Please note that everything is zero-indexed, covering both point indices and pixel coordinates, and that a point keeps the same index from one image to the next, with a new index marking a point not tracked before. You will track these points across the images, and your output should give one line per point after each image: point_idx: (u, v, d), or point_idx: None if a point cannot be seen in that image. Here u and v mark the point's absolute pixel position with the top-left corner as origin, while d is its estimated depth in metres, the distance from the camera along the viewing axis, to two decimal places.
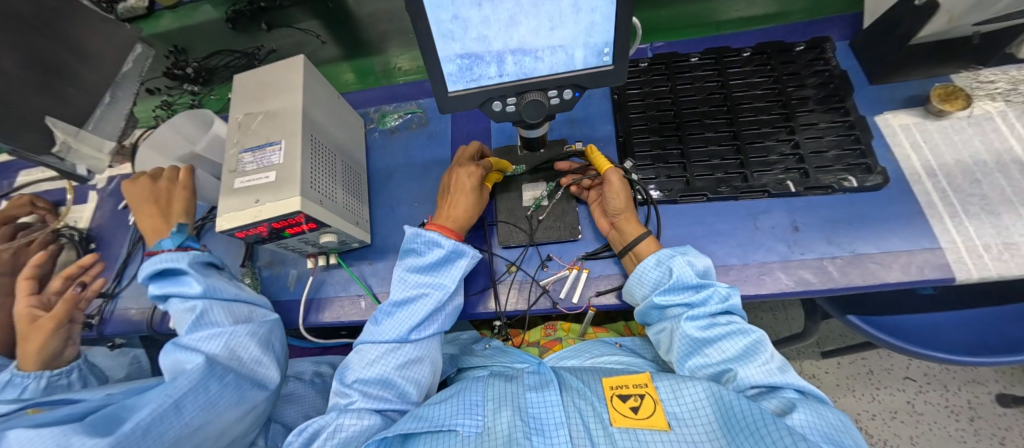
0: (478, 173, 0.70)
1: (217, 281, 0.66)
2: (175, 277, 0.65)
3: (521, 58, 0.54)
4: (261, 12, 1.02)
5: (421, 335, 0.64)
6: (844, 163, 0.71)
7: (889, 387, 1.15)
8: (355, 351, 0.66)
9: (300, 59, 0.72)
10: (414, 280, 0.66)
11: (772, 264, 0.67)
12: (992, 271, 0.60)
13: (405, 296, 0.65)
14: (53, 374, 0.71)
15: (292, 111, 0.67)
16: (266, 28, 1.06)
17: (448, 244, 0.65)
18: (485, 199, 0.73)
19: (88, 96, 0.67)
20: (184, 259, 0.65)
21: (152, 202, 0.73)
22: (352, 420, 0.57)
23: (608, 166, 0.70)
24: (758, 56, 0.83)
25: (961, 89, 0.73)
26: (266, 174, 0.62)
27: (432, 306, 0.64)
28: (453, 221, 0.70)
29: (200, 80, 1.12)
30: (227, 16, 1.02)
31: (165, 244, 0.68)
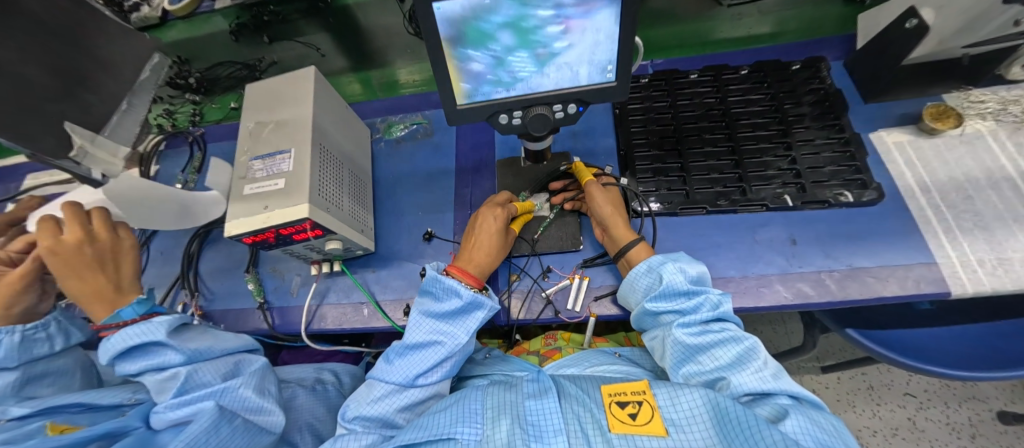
0: (503, 216, 0.71)
1: (199, 342, 0.63)
2: (149, 350, 0.61)
3: (494, 37, 0.50)
4: (265, 26, 1.04)
5: (428, 380, 0.65)
6: (840, 178, 0.73)
7: (890, 402, 1.15)
8: (367, 383, 0.67)
9: (311, 70, 0.74)
10: (429, 326, 0.65)
11: (770, 277, 0.68)
12: (987, 286, 0.61)
13: (419, 340, 0.64)
14: (26, 328, 0.66)
15: (301, 121, 0.69)
16: (269, 40, 1.08)
17: (467, 294, 0.64)
18: (508, 245, 0.73)
19: (106, 103, 0.69)
20: (159, 331, 0.60)
21: (98, 264, 0.65)
22: (351, 442, 0.58)
23: (589, 178, 0.74)
24: (755, 74, 0.86)
25: (952, 109, 0.75)
26: (275, 181, 0.64)
27: (443, 354, 0.64)
28: (474, 266, 0.69)
29: (201, 90, 1.13)
30: (231, 28, 1.04)
31: (127, 314, 0.63)
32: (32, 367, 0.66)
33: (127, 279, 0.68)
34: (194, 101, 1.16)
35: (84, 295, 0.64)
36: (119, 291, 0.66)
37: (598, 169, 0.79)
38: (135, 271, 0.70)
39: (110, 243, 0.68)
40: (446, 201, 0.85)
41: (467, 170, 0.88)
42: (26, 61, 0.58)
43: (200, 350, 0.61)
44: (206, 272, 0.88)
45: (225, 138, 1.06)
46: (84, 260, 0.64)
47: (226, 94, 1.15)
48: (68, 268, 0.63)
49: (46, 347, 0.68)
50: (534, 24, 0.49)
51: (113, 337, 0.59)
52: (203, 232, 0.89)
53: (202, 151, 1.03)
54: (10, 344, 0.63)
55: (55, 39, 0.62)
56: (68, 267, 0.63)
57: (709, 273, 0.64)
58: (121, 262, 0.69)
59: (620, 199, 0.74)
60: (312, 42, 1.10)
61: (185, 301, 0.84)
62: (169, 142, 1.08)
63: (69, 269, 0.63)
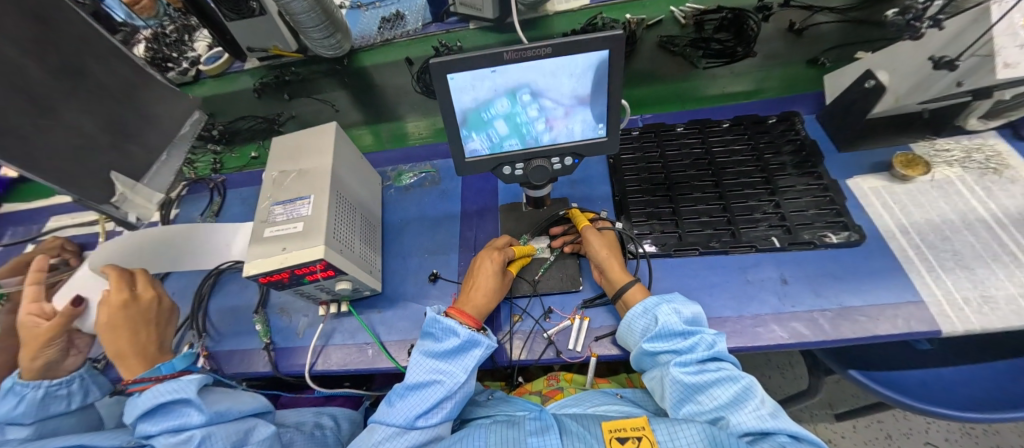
0: (501, 260, 0.74)
1: (220, 403, 0.62)
2: (173, 410, 0.60)
3: (492, 125, 0.61)
4: (286, 86, 1.15)
5: (429, 422, 0.64)
6: (823, 221, 0.77)
7: None
8: (368, 428, 0.67)
9: (332, 125, 0.82)
10: (429, 365, 0.67)
11: (764, 316, 0.70)
12: (975, 324, 0.63)
13: (419, 380, 0.66)
14: (51, 384, 0.71)
15: (321, 170, 0.75)
16: (288, 97, 1.19)
17: (464, 332, 0.66)
18: (507, 286, 0.75)
19: (148, 153, 0.76)
20: (191, 390, 0.60)
21: (148, 323, 0.72)
22: None
23: (585, 223, 0.78)
24: (736, 127, 0.94)
25: (920, 157, 0.81)
26: (294, 224, 0.68)
27: (443, 393, 0.65)
28: (473, 307, 0.71)
29: (223, 141, 1.26)
30: (255, 88, 1.15)
31: (166, 369, 0.67)
32: (45, 425, 0.71)
33: (164, 342, 0.74)
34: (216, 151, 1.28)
35: (128, 352, 0.68)
36: (160, 350, 0.71)
37: (594, 214, 0.84)
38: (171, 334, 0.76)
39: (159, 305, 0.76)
40: (451, 243, 0.90)
41: (471, 214, 0.93)
42: (83, 117, 0.65)
43: (221, 412, 0.61)
44: (216, 313, 0.90)
45: (244, 185, 1.13)
46: (143, 317, 0.72)
47: (246, 143, 1.28)
48: (125, 323, 0.69)
49: (64, 405, 0.72)
50: (525, 119, 0.61)
51: (144, 394, 0.60)
52: (219, 270, 0.90)
53: (222, 197, 1.09)
54: (32, 399, 0.69)
55: (112, 98, 0.69)
56: (123, 321, 0.69)
57: (703, 313, 0.67)
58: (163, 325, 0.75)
59: (616, 242, 0.78)
60: (327, 100, 1.21)
61: (191, 342, 0.85)
62: (191, 188, 1.15)
63: (127, 325, 0.69)
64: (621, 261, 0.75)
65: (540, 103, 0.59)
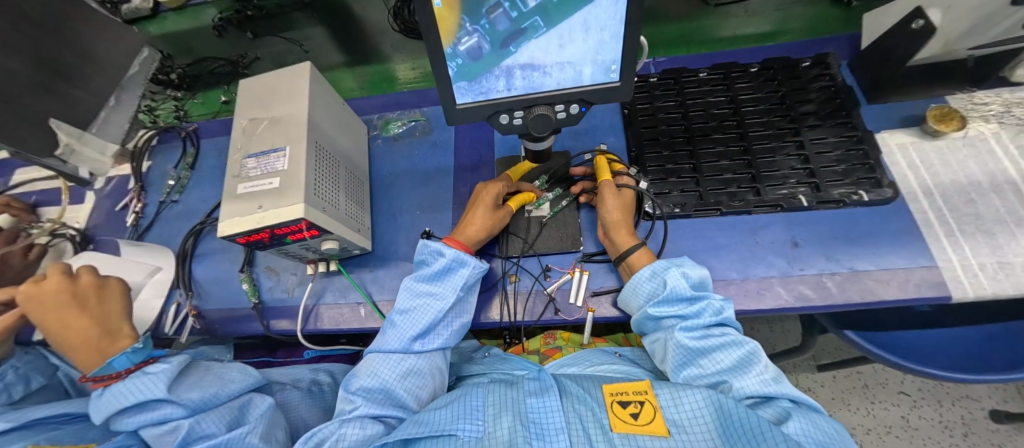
0: (496, 192, 0.70)
1: (201, 390, 0.59)
2: (147, 406, 0.57)
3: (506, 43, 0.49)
4: (249, 22, 1.02)
5: (425, 346, 0.65)
6: (854, 177, 0.72)
7: (884, 401, 1.16)
8: (366, 360, 0.65)
9: (307, 65, 0.73)
10: (420, 289, 0.66)
11: (771, 279, 0.67)
12: (987, 290, 0.61)
13: (408, 305, 0.65)
14: None
15: (297, 118, 0.67)
16: (253, 36, 1.06)
17: (449, 252, 0.65)
18: (502, 219, 0.71)
19: (94, 99, 0.69)
20: (159, 386, 0.56)
21: (77, 306, 0.64)
22: (355, 430, 0.55)
23: (606, 177, 0.72)
24: (765, 72, 0.85)
25: (956, 111, 0.74)
26: (270, 180, 0.62)
27: (433, 314, 0.64)
28: (465, 236, 0.69)
29: (184, 86, 1.13)
30: (214, 24, 1.02)
31: (117, 364, 0.60)
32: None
33: (118, 322, 0.66)
34: (176, 96, 1.15)
35: (74, 343, 0.62)
36: (108, 333, 0.64)
37: (622, 168, 0.77)
38: (125, 311, 0.69)
39: (91, 285, 0.67)
40: (444, 200, 0.84)
41: (466, 168, 0.87)
42: (10, 57, 0.57)
43: (206, 399, 0.58)
44: (200, 271, 0.86)
45: (220, 134, 1.04)
46: (63, 304, 0.63)
47: (209, 89, 1.16)
48: (54, 314, 0.63)
49: (5, 396, 0.68)
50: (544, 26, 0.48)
51: (113, 392, 0.56)
52: (198, 228, 0.88)
53: (196, 147, 1.01)
54: None
55: (40, 32, 0.61)
56: (49, 312, 0.63)
57: (710, 277, 0.64)
58: (108, 304, 0.67)
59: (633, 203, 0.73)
60: (295, 39, 1.09)
61: (178, 301, 0.83)
62: (161, 137, 1.06)
63: (50, 319, 0.63)
64: (631, 225, 0.70)
65: (571, 38, 0.50)
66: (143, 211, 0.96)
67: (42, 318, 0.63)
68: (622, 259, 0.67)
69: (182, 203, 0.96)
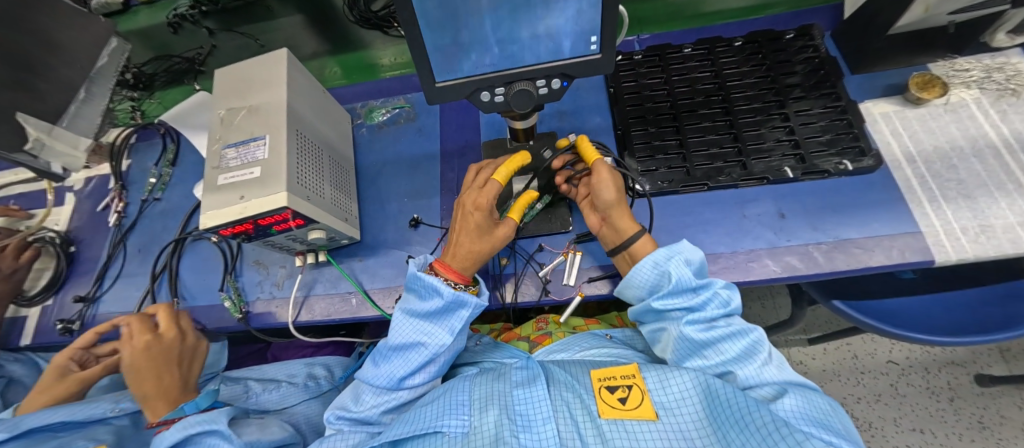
0: (486, 210, 0.63)
1: (251, 434, 0.60)
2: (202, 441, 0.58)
3: (485, 17, 0.48)
4: (205, 17, 1.01)
5: (415, 382, 0.64)
6: (838, 147, 0.72)
7: (873, 370, 1.18)
8: (352, 385, 0.68)
9: (284, 52, 0.71)
10: (412, 326, 0.63)
11: (759, 251, 0.68)
12: (969, 253, 0.61)
13: (402, 343, 0.63)
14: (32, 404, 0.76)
15: (276, 105, 0.66)
16: (209, 32, 1.05)
17: (447, 293, 0.60)
18: (498, 239, 0.64)
19: (61, 91, 0.67)
20: (222, 420, 0.59)
21: (175, 362, 0.72)
22: (338, 443, 0.60)
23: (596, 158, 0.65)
24: (749, 45, 0.84)
25: (938, 77, 0.75)
26: (250, 169, 0.61)
27: (428, 356, 0.63)
28: (458, 261, 0.64)
29: (140, 85, 1.10)
30: (168, 21, 1.00)
31: (188, 410, 0.65)
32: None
33: (190, 376, 0.75)
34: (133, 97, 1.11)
35: (153, 391, 0.69)
36: (183, 389, 0.73)
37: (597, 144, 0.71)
38: (199, 363, 0.77)
39: (190, 341, 0.75)
40: (432, 186, 0.83)
41: (452, 153, 0.86)
42: None
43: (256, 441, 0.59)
44: (186, 268, 0.85)
45: None
46: (170, 357, 0.71)
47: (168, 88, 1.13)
48: (157, 361, 0.70)
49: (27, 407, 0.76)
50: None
51: (169, 429, 0.57)
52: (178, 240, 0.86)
53: (176, 143, 0.99)
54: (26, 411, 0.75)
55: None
56: (149, 359, 0.69)
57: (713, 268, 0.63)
58: (193, 359, 0.75)
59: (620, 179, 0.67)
60: (251, 33, 1.08)
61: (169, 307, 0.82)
62: (140, 134, 1.03)
63: (153, 366, 0.70)
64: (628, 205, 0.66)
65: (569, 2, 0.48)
66: (125, 210, 0.95)
67: (138, 361, 0.69)
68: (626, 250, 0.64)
69: (165, 201, 0.95)
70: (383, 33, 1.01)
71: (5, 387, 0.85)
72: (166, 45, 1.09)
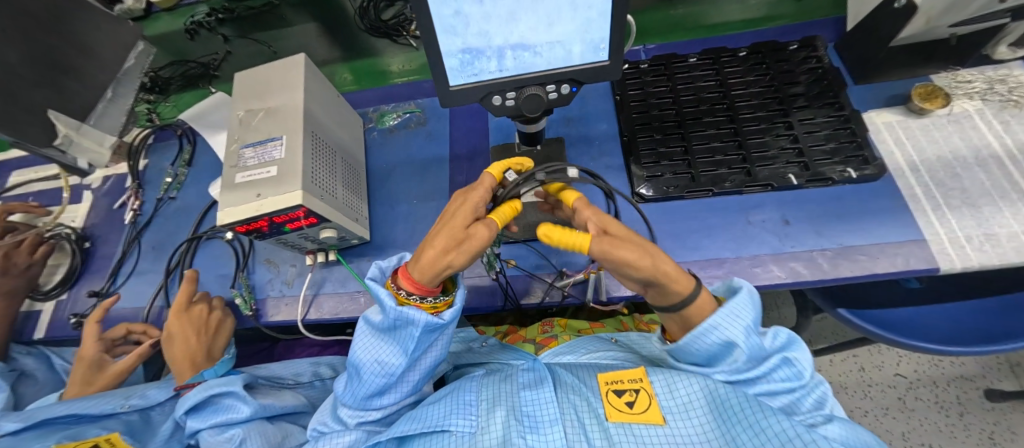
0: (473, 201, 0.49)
1: (262, 399, 0.69)
2: (220, 403, 0.67)
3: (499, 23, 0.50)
4: (221, 24, 1.05)
5: (383, 399, 0.61)
6: (842, 155, 0.73)
7: (880, 383, 1.17)
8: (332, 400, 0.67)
9: (302, 57, 0.73)
10: (371, 342, 0.57)
11: (763, 257, 0.68)
12: (973, 261, 0.62)
13: (358, 361, 0.57)
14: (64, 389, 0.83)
15: (293, 107, 0.68)
16: (225, 39, 1.09)
17: (390, 308, 0.50)
18: (480, 242, 0.46)
19: (90, 91, 0.70)
20: (237, 383, 0.68)
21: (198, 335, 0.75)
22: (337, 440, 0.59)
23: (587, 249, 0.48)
24: (753, 55, 0.86)
25: (941, 88, 0.76)
26: (267, 168, 0.63)
27: (382, 377, 0.57)
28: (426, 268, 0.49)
29: (156, 88, 1.13)
30: (185, 27, 1.04)
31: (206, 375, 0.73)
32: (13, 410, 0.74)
33: (216, 347, 0.78)
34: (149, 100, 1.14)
35: (180, 355, 0.75)
36: (207, 358, 0.77)
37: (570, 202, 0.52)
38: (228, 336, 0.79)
39: (215, 315, 0.77)
40: (440, 188, 0.85)
41: (461, 157, 0.88)
42: (7, 46, 0.58)
43: (267, 405, 0.68)
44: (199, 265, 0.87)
45: None
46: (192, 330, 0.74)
47: (182, 92, 1.15)
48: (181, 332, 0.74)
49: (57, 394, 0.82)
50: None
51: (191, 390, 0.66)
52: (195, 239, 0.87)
53: (193, 144, 1.02)
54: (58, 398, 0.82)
55: (33, 24, 0.61)
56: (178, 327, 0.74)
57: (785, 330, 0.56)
58: (219, 334, 0.77)
59: (635, 237, 0.50)
60: (262, 39, 1.12)
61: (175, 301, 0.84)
62: (158, 135, 1.06)
63: (180, 334, 0.74)
64: (666, 258, 0.51)
65: (580, 10, 0.49)
66: (141, 208, 0.97)
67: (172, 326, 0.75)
68: (676, 309, 0.54)
69: (180, 200, 0.97)
70: (392, 41, 1.04)
71: (17, 380, 0.87)
72: (182, 51, 1.13)
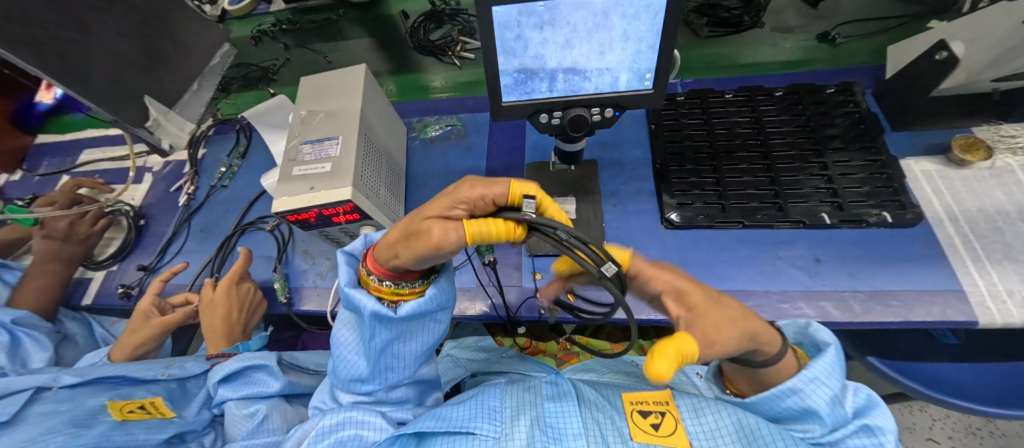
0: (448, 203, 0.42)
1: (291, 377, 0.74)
2: (252, 376, 0.72)
3: (555, 48, 0.54)
4: (283, 33, 1.16)
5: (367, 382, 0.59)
6: (877, 199, 0.73)
7: (910, 446, 1.11)
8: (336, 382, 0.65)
9: (362, 67, 0.80)
10: (348, 322, 0.56)
11: (792, 293, 0.68)
12: (1015, 317, 0.60)
13: (335, 341, 0.57)
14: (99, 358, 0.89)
15: (350, 111, 0.74)
16: (285, 47, 1.20)
17: (344, 282, 0.49)
18: (423, 249, 0.41)
19: (178, 82, 0.77)
20: (272, 358, 0.72)
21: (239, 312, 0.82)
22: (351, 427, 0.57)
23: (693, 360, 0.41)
24: (790, 96, 0.88)
25: (983, 141, 0.76)
26: (322, 164, 0.68)
27: (353, 357, 0.56)
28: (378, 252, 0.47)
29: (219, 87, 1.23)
30: (252, 34, 1.16)
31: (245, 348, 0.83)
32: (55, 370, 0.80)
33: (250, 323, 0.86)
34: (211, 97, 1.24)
35: (216, 329, 0.82)
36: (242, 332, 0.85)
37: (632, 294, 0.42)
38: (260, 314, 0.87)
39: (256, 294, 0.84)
40: None
41: (497, 170, 0.92)
42: (117, 38, 0.67)
43: (295, 383, 0.73)
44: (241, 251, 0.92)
45: None
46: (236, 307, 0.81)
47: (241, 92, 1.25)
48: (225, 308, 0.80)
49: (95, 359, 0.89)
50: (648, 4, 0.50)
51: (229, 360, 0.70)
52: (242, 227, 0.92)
53: (248, 138, 1.09)
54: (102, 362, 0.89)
55: (139, 20, 0.70)
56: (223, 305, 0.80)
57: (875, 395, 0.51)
58: (257, 311, 0.85)
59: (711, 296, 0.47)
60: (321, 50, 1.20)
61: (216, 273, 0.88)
62: (218, 128, 1.14)
63: (221, 311, 0.81)
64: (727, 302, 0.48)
65: (631, 40, 0.53)
66: (195, 193, 1.04)
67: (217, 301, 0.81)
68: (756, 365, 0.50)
69: (230, 189, 1.04)
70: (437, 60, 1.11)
71: (61, 342, 0.92)
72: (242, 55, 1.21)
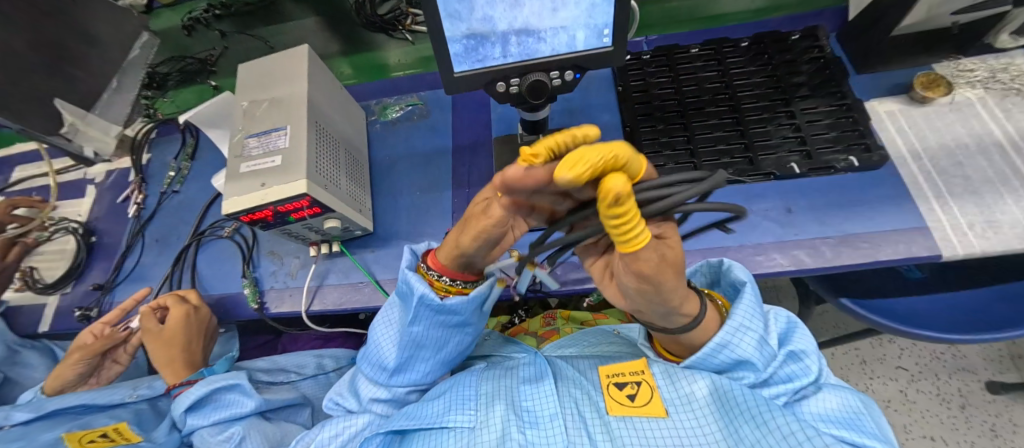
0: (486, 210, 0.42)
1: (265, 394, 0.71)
2: (223, 398, 0.69)
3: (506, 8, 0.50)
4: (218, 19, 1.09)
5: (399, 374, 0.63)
6: (844, 144, 0.73)
7: (882, 376, 1.17)
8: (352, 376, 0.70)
9: (305, 48, 0.74)
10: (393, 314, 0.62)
11: (766, 245, 0.69)
12: (975, 247, 0.62)
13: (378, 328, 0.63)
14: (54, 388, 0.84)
15: (297, 96, 0.68)
16: (222, 34, 1.10)
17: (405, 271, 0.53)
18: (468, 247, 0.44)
19: (71, 84, 0.77)
20: (242, 377, 0.69)
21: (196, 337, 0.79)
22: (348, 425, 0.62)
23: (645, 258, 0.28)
24: (756, 45, 0.86)
25: (943, 77, 0.76)
26: (271, 158, 0.63)
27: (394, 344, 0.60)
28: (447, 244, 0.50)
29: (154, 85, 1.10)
30: (183, 23, 1.07)
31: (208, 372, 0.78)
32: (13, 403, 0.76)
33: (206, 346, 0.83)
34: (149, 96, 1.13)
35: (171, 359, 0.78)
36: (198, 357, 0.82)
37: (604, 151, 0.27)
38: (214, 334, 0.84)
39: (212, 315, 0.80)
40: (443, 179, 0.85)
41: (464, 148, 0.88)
42: None
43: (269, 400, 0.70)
44: (202, 258, 0.87)
45: None
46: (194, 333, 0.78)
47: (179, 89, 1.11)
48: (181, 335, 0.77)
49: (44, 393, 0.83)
50: None
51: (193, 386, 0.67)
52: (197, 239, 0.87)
53: (196, 138, 1.02)
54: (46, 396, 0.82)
55: None
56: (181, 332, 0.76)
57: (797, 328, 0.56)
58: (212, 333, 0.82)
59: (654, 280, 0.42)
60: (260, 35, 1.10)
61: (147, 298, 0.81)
62: (161, 129, 1.06)
63: (178, 339, 0.77)
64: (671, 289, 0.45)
65: None
66: (145, 202, 0.97)
67: (172, 331, 0.76)
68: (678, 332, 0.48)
69: (183, 194, 0.97)
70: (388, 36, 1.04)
71: None
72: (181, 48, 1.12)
